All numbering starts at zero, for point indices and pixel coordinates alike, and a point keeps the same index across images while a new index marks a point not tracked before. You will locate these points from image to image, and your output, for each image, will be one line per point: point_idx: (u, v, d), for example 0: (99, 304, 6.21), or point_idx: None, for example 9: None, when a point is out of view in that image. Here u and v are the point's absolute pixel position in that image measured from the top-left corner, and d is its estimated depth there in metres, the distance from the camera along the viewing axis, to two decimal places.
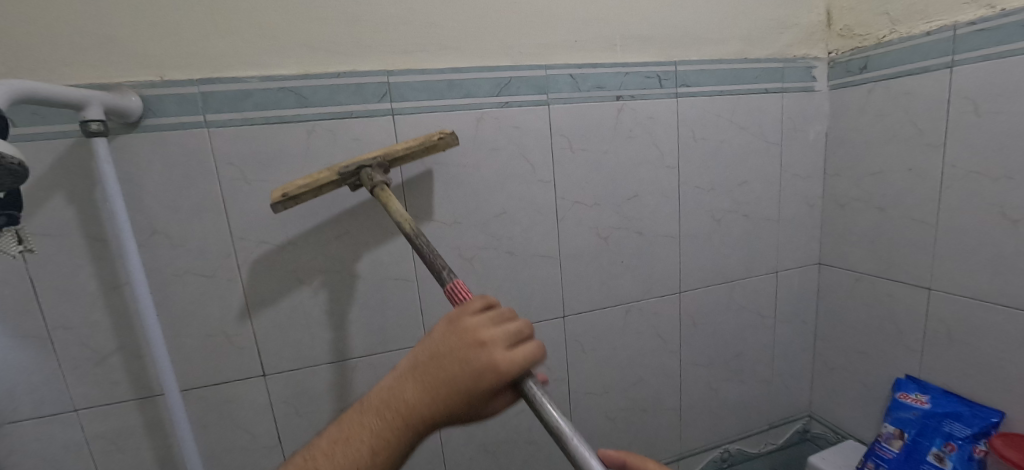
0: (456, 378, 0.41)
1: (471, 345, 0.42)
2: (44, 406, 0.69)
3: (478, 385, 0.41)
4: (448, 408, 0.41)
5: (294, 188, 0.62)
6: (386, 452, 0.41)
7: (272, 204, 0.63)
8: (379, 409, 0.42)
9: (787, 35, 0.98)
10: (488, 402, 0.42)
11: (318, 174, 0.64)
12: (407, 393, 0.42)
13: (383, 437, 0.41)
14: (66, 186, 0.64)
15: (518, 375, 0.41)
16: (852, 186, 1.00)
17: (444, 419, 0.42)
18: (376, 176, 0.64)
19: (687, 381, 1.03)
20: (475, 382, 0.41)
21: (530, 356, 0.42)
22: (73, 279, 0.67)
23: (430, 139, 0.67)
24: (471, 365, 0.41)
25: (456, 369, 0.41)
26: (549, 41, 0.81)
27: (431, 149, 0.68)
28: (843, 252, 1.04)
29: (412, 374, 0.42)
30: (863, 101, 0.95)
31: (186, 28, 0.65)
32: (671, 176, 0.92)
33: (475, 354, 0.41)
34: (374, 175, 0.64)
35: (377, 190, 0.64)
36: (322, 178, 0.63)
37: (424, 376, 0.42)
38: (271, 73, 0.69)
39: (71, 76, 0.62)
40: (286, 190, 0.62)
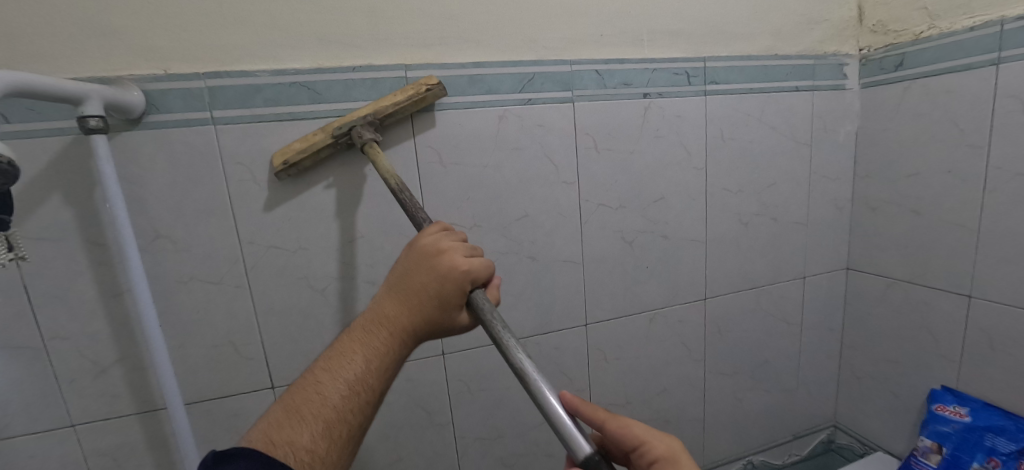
0: (426, 282, 0.46)
1: (433, 253, 0.47)
2: (40, 422, 0.65)
3: (446, 286, 0.45)
4: (425, 311, 0.45)
5: (293, 153, 0.62)
6: (379, 358, 0.43)
7: (275, 168, 0.63)
8: (361, 329, 0.45)
9: (818, 30, 0.94)
10: (456, 305, 0.47)
11: (314, 136, 0.63)
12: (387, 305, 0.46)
13: (371, 345, 0.44)
14: (64, 187, 0.60)
15: (475, 278, 0.47)
16: (884, 189, 0.96)
17: (420, 323, 0.46)
18: (365, 134, 0.62)
19: (711, 390, 0.99)
20: (443, 283, 0.45)
21: (482, 263, 0.48)
22: (70, 287, 0.63)
23: (420, 89, 0.64)
24: (436, 270, 0.46)
25: (425, 277, 0.46)
26: (573, 36, 0.77)
27: (421, 101, 0.66)
28: (874, 257, 1.00)
29: (388, 289, 0.47)
30: (898, 100, 0.91)
31: (192, 18, 0.61)
32: (698, 177, 0.88)
33: (435, 261, 0.46)
34: (364, 133, 0.62)
35: (368, 149, 0.62)
36: (317, 143, 0.62)
37: (397, 290, 0.46)
38: (283, 66, 0.65)
39: (68, 69, 0.58)
40: (286, 157, 0.62)
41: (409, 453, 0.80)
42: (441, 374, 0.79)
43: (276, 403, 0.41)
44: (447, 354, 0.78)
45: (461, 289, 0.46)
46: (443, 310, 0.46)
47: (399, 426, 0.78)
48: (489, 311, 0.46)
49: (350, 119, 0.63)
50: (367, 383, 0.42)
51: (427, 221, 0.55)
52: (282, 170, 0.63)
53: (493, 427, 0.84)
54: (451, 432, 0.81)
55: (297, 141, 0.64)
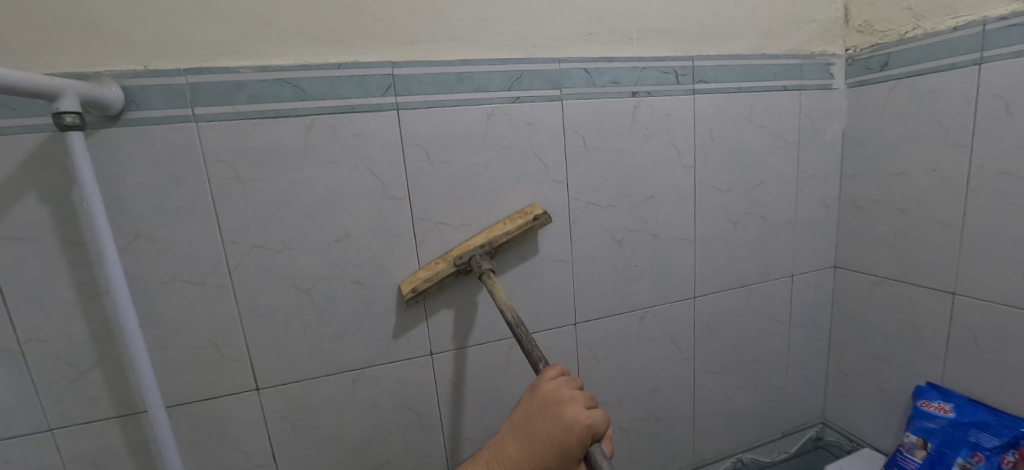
0: (547, 430, 0.53)
1: (558, 402, 0.54)
2: (15, 426, 0.63)
3: (568, 439, 0.52)
4: (546, 459, 0.51)
5: (420, 283, 0.71)
6: None
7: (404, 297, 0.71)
8: (489, 463, 0.53)
9: (805, 30, 0.94)
10: (575, 459, 0.52)
11: (437, 267, 0.72)
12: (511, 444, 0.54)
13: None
14: (38, 185, 0.58)
15: (594, 431, 0.53)
16: (871, 188, 0.97)
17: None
18: (483, 264, 0.69)
19: (701, 389, 0.99)
20: (565, 435, 0.52)
21: (600, 416, 0.54)
22: (47, 287, 0.61)
23: (528, 221, 0.73)
24: (560, 421, 0.53)
25: (549, 425, 0.53)
26: (563, 34, 0.77)
27: (530, 231, 0.74)
28: (861, 255, 1.01)
29: (515, 430, 0.55)
30: (884, 99, 0.92)
31: (172, 13, 0.59)
32: (688, 176, 0.88)
33: (559, 413, 0.53)
34: (481, 261, 0.69)
35: (485, 277, 0.69)
36: (440, 273, 0.71)
37: (521, 432, 0.54)
38: (267, 63, 0.64)
39: (43, 64, 0.56)
40: (415, 286, 0.71)
41: (397, 455, 0.79)
42: (430, 375, 0.78)
43: None
44: (436, 354, 0.78)
45: (579, 440, 0.52)
46: (561, 460, 0.51)
47: (387, 427, 0.77)
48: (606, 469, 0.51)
49: (467, 248, 0.71)
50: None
51: (547, 363, 0.62)
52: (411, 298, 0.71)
53: (482, 428, 0.83)
54: (440, 433, 0.81)
55: (424, 269, 0.72)
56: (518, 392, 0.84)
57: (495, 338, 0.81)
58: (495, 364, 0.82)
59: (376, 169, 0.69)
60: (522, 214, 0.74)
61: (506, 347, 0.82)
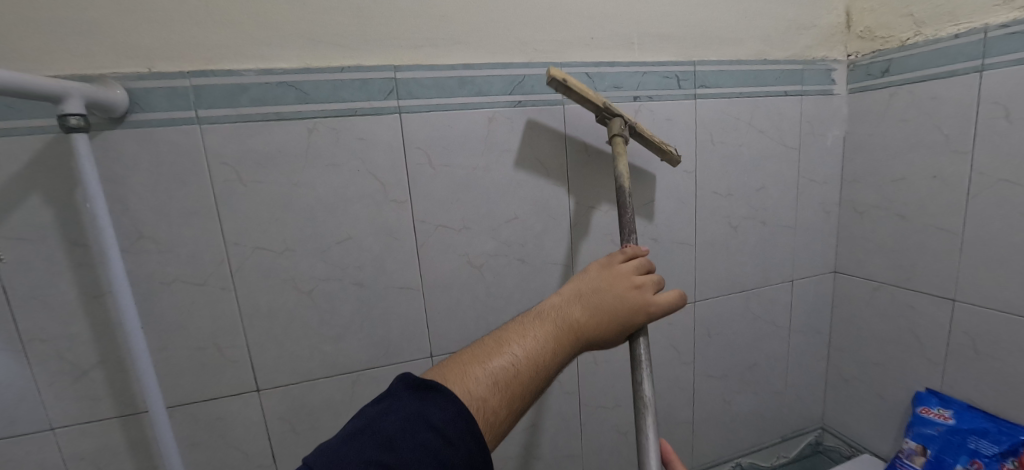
0: (617, 308, 0.53)
1: (630, 287, 0.54)
2: (17, 425, 0.64)
3: (634, 318, 0.53)
4: (612, 332, 0.52)
5: (574, 85, 0.66)
6: (560, 356, 0.49)
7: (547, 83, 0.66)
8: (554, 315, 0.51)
9: (807, 36, 0.95)
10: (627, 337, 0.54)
11: (590, 91, 0.68)
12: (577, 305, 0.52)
13: (560, 343, 0.49)
14: (42, 186, 0.59)
15: (655, 317, 0.55)
16: (871, 193, 0.97)
17: (597, 338, 0.52)
18: (620, 128, 0.69)
19: (701, 393, 0.99)
20: (633, 315, 0.53)
21: (665, 303, 0.56)
22: (50, 287, 0.62)
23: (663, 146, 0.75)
24: (630, 302, 0.53)
25: (622, 303, 0.53)
26: (564, 38, 0.77)
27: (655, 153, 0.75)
28: (860, 261, 1.01)
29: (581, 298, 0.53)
30: (885, 105, 0.92)
31: (176, 16, 0.60)
32: (688, 180, 0.88)
33: (631, 294, 0.54)
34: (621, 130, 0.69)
35: (615, 141, 0.68)
36: (592, 99, 0.67)
37: (590, 301, 0.52)
38: (270, 66, 0.64)
39: (48, 66, 0.57)
40: (569, 79, 0.65)
41: None
42: None
43: (459, 359, 0.46)
44: (436, 357, 0.78)
45: (641, 324, 0.54)
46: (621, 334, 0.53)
47: None
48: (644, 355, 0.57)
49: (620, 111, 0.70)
50: (553, 367, 0.48)
51: (631, 242, 0.62)
52: (561, 83, 0.65)
53: None
54: None
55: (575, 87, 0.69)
56: None
57: None
58: None
59: (378, 172, 0.70)
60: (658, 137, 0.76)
61: None
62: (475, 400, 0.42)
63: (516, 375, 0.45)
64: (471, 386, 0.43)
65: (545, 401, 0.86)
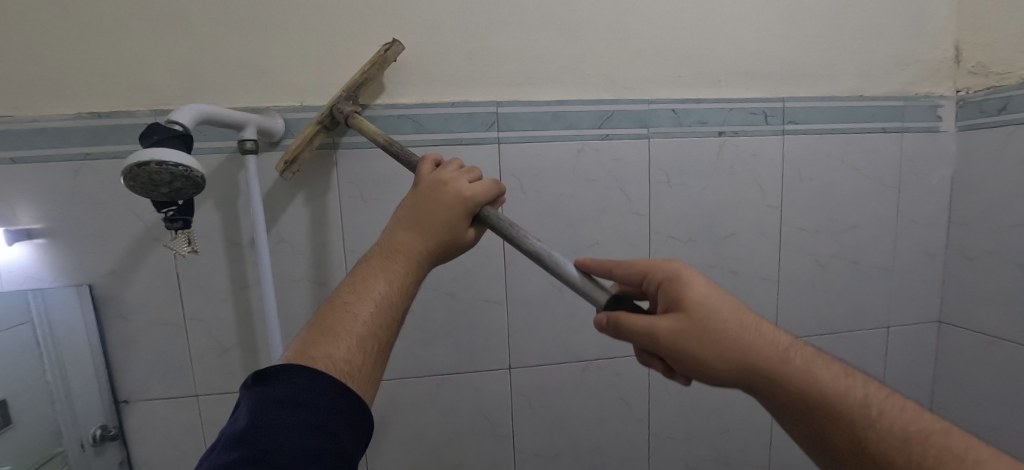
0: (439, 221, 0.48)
1: (444, 187, 0.49)
2: (173, 389, 0.77)
3: (457, 210, 0.48)
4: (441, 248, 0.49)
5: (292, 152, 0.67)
6: (402, 284, 0.46)
7: None
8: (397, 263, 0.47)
9: (909, 71, 0.91)
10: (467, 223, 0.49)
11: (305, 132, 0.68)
12: (383, 289, 0.45)
13: (394, 293, 0.45)
14: (215, 195, 0.73)
15: (482, 197, 0.49)
16: (985, 239, 0.89)
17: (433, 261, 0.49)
18: None
19: (779, 437, 0.95)
20: (454, 203, 0.48)
21: (486, 185, 0.49)
22: (210, 277, 0.75)
23: None
24: (446, 203, 0.48)
25: (442, 203, 0.48)
26: (652, 76, 0.82)
27: None
28: (972, 312, 0.93)
29: (377, 310, 0.44)
30: (1002, 145, 0.86)
31: (326, 62, 0.73)
32: (773, 215, 0.87)
33: (443, 195, 0.48)
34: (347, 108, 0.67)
35: None
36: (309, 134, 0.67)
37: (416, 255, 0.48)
38: (394, 101, 0.75)
39: (232, 101, 0.72)
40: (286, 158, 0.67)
41: (469, 460, 0.84)
42: (506, 387, 0.83)
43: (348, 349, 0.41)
44: (513, 369, 0.83)
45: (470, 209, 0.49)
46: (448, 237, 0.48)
47: (464, 432, 0.83)
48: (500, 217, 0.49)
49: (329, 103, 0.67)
50: (404, 302, 0.46)
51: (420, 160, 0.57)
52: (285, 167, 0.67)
53: (550, 446, 0.86)
54: (510, 444, 0.85)
55: None
56: (587, 415, 0.86)
57: (570, 359, 0.84)
58: (568, 384, 0.85)
59: None
60: None
61: (579, 369, 0.85)
62: (342, 361, 0.40)
63: (374, 331, 0.43)
64: (332, 348, 0.41)
65: (614, 424, 0.87)
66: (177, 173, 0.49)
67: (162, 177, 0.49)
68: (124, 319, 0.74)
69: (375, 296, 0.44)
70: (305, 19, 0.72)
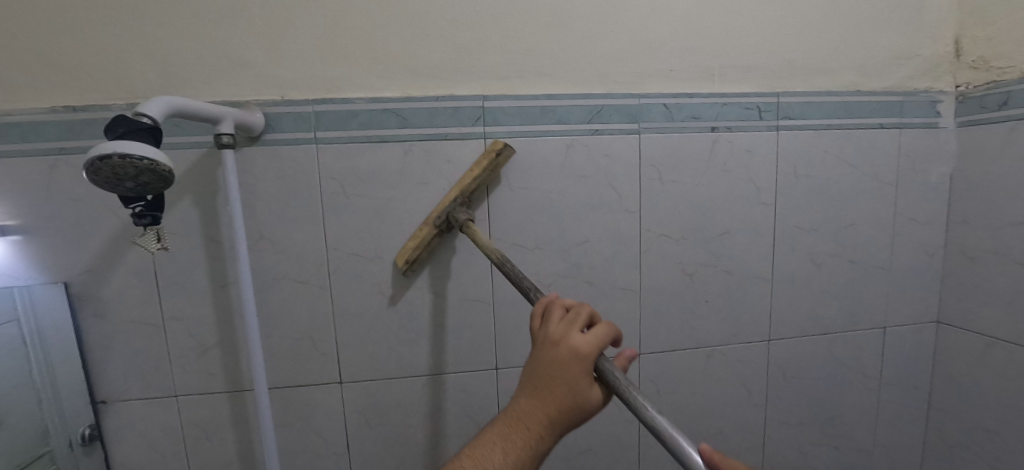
0: (561, 388, 0.42)
1: (561, 343, 0.44)
2: (151, 389, 0.75)
3: (571, 371, 0.42)
4: (562, 418, 0.42)
5: (409, 249, 0.72)
6: (517, 458, 0.41)
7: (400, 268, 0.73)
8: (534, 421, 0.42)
9: (908, 66, 0.89)
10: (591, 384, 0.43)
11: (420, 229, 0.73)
12: (499, 463, 0.41)
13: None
14: (193, 190, 0.71)
15: (597, 354, 0.43)
16: (984, 237, 0.87)
17: (552, 434, 0.43)
18: (460, 215, 0.70)
19: (773, 439, 0.93)
20: (570, 365, 0.43)
21: (602, 335, 0.44)
22: (189, 275, 0.74)
23: (488, 156, 0.71)
24: (557, 359, 0.43)
25: (556, 366, 0.43)
26: (644, 70, 0.79)
27: (491, 168, 0.72)
28: (971, 312, 0.91)
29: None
30: (1002, 141, 0.84)
31: (308, 54, 0.71)
32: (767, 213, 0.85)
33: (556, 354, 0.43)
34: (461, 214, 0.70)
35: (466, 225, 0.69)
36: (425, 235, 0.72)
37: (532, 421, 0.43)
38: (377, 95, 0.73)
39: (210, 95, 0.70)
40: (403, 254, 0.72)
41: None
42: (493, 388, 0.81)
43: None
44: (501, 369, 0.81)
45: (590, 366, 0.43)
46: (571, 402, 0.42)
47: (450, 434, 0.82)
48: (624, 378, 0.41)
49: (443, 207, 0.72)
50: None
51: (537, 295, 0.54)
52: (404, 266, 0.72)
53: None
54: None
55: (409, 240, 0.74)
56: None
57: None
58: None
59: None
60: (483, 151, 0.73)
61: None
62: None
63: None
64: None
65: (604, 426, 0.86)
66: (142, 167, 0.47)
67: (127, 171, 0.47)
68: (101, 318, 0.72)
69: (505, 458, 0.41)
70: (285, 9, 0.70)
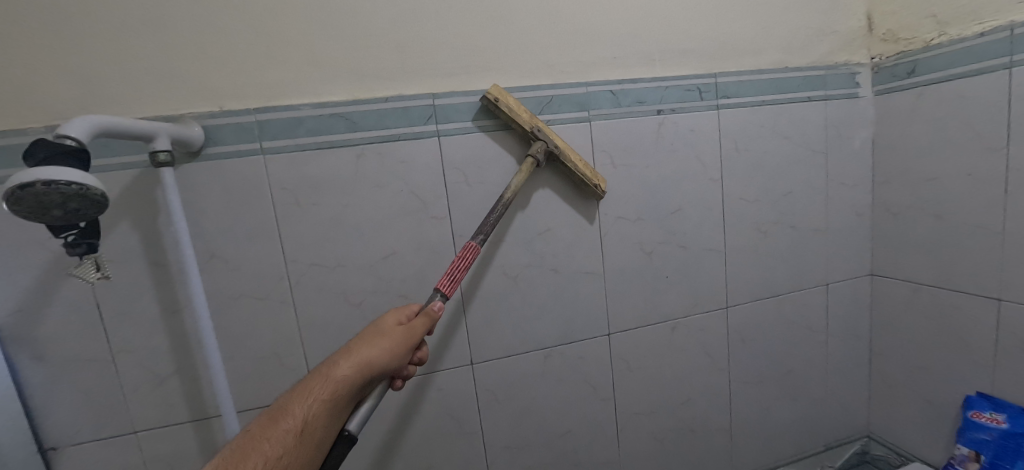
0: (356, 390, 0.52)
1: (339, 401, 0.51)
2: (105, 429, 0.71)
3: (339, 395, 0.51)
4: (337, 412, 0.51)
5: (505, 104, 0.73)
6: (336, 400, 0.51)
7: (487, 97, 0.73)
8: (315, 382, 0.51)
9: (827, 42, 0.96)
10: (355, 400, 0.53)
11: (522, 112, 0.74)
12: (337, 379, 0.51)
13: (334, 397, 0.51)
14: (131, 214, 0.67)
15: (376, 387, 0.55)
16: (903, 194, 0.96)
17: (362, 386, 0.53)
18: (537, 150, 0.73)
19: (738, 400, 0.99)
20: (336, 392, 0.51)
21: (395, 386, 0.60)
22: (136, 304, 0.69)
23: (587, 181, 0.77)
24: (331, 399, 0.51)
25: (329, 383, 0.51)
26: (588, 60, 0.82)
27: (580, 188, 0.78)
28: (898, 263, 1.00)
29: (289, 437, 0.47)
30: (914, 105, 0.92)
31: (244, 62, 0.68)
32: (715, 188, 0.90)
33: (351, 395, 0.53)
34: (541, 151, 0.74)
35: (527, 161, 0.73)
36: (521, 119, 0.73)
37: (332, 408, 0.51)
38: (323, 100, 0.71)
39: (141, 111, 0.66)
40: (500, 99, 0.73)
41: (439, 461, 0.82)
42: (470, 383, 0.82)
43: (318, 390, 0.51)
44: (475, 365, 0.82)
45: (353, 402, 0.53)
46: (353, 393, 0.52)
47: (431, 434, 0.81)
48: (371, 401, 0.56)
49: (548, 135, 0.75)
50: (352, 390, 0.52)
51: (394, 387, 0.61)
52: (492, 102, 0.72)
53: (520, 437, 0.86)
54: (480, 440, 0.84)
55: (515, 103, 0.74)
56: (554, 401, 0.87)
57: (532, 348, 0.84)
58: (532, 373, 0.85)
59: (420, 191, 0.76)
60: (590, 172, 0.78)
61: (543, 357, 0.85)
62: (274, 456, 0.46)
63: (341, 388, 0.51)
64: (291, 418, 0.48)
65: (582, 407, 0.88)
66: (70, 192, 0.44)
67: (53, 198, 0.43)
68: (38, 360, 0.67)
69: (296, 414, 0.49)
70: (213, 16, 0.66)
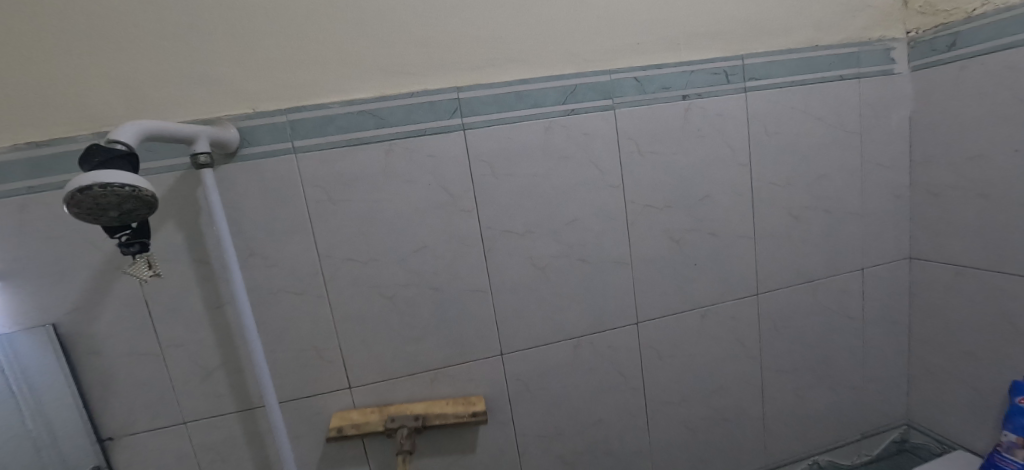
0: None
1: None
2: (158, 420, 0.74)
3: None
4: None
5: (349, 428, 0.75)
6: None
7: None
8: None
9: (861, 17, 0.93)
10: None
11: (369, 416, 0.76)
12: None
13: None
14: (175, 215, 0.70)
15: None
16: (945, 173, 0.92)
17: None
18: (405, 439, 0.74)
19: (771, 388, 0.98)
20: None
21: None
22: (182, 301, 0.73)
23: (466, 415, 0.78)
24: None
25: None
26: (612, 47, 0.81)
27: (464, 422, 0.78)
28: (939, 245, 0.96)
29: None
30: (956, 80, 0.88)
31: (276, 63, 0.70)
32: (744, 173, 0.89)
33: None
34: (406, 438, 0.74)
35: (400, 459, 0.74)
36: (370, 425, 0.75)
37: None
38: (352, 97, 0.72)
39: (181, 115, 0.68)
40: (342, 428, 0.75)
41: (473, 450, 0.84)
42: (501, 373, 0.83)
43: None
44: (506, 355, 0.83)
45: None
46: None
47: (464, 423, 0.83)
48: None
49: (404, 415, 0.76)
50: None
51: None
52: (336, 434, 0.74)
53: (552, 425, 0.86)
54: (512, 430, 0.85)
55: (356, 423, 0.75)
56: (584, 390, 0.87)
57: (561, 338, 0.85)
58: (562, 363, 0.85)
59: (447, 185, 0.77)
60: (464, 403, 0.80)
61: (571, 347, 0.85)
62: None
63: None
64: None
65: (612, 396, 0.88)
66: (125, 194, 0.46)
67: (110, 200, 0.46)
68: (95, 355, 0.71)
69: None
70: (246, 19, 0.68)
